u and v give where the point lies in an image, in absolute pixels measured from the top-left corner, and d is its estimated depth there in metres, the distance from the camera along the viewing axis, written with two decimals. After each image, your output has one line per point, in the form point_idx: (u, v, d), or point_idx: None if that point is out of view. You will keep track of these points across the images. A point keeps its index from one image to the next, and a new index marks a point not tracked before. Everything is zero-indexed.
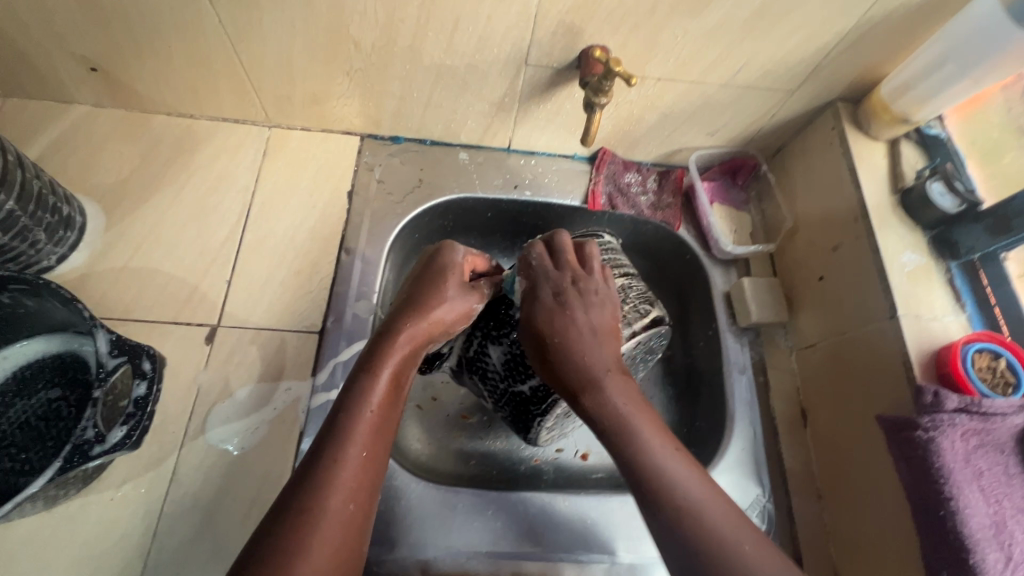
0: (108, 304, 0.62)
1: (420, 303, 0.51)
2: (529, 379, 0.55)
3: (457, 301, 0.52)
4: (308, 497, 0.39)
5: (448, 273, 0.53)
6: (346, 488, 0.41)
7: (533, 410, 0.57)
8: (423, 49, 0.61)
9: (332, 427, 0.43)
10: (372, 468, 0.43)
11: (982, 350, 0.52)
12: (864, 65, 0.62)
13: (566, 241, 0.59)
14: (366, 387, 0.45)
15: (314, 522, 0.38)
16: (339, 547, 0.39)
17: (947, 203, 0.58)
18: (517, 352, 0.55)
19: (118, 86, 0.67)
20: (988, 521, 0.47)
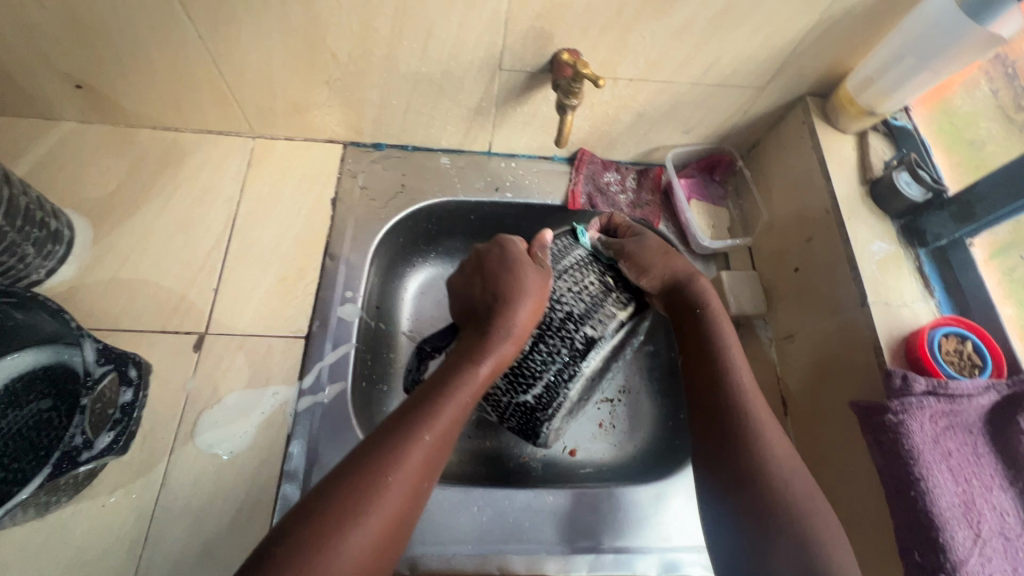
0: (97, 315, 0.63)
1: (511, 293, 0.55)
2: (531, 388, 0.56)
3: (545, 292, 0.57)
4: (389, 462, 0.44)
5: (527, 264, 0.58)
6: (422, 463, 0.46)
7: (539, 416, 0.57)
8: (398, 57, 0.62)
9: (420, 406, 0.49)
10: (441, 453, 0.48)
11: (948, 333, 0.54)
12: (829, 60, 0.64)
13: (557, 245, 0.63)
14: (468, 377, 0.51)
15: (391, 487, 0.43)
16: (399, 515, 0.44)
17: (914, 192, 0.60)
18: (513, 363, 0.56)
19: (104, 101, 0.69)
20: (958, 500, 0.48)
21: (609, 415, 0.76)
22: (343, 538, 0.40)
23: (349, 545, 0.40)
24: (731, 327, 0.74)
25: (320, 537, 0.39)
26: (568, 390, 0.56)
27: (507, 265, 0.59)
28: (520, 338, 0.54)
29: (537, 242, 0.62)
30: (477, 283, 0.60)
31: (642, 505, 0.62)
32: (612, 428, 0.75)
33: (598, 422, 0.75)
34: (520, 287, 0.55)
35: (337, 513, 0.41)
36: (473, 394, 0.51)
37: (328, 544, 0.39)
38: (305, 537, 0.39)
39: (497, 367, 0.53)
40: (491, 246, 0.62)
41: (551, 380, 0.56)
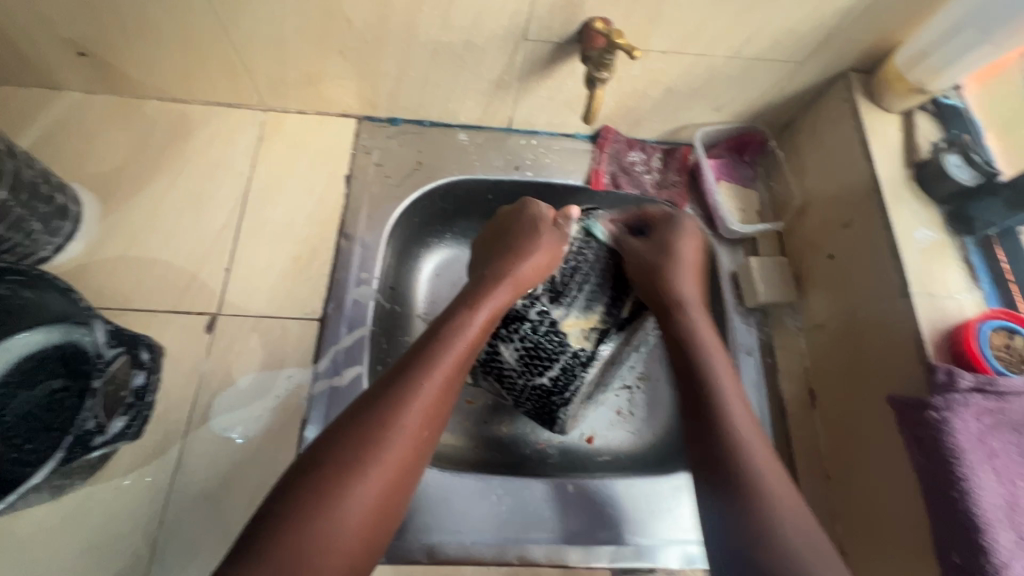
0: (107, 294, 0.61)
1: (520, 250, 0.58)
2: (548, 370, 0.59)
3: (558, 252, 0.59)
4: (387, 411, 0.43)
5: (543, 224, 0.60)
6: (422, 413, 0.45)
7: (556, 401, 0.61)
8: (417, 25, 0.58)
9: (415, 354, 0.48)
10: (444, 400, 0.47)
11: (999, 328, 0.51)
12: (878, 32, 0.59)
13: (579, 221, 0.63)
14: (464, 322, 0.51)
15: (390, 438, 0.43)
16: (402, 466, 0.43)
17: (965, 175, 0.57)
18: (529, 345, 0.58)
19: (108, 70, 0.66)
20: (1001, 502, 0.46)
21: (627, 402, 0.74)
22: (343, 490, 0.40)
23: (353, 495, 0.40)
24: (758, 315, 0.71)
25: (320, 490, 0.39)
26: (585, 372, 0.60)
27: (526, 223, 0.60)
28: (517, 284, 0.56)
29: (563, 212, 0.62)
30: (495, 240, 0.61)
31: (666, 496, 0.61)
32: (631, 415, 0.73)
33: (616, 410, 0.73)
34: (536, 243, 0.58)
35: (335, 465, 0.41)
36: (470, 338, 0.50)
37: (330, 494, 0.39)
38: (305, 489, 0.39)
39: (495, 312, 0.53)
40: (517, 206, 0.63)
41: (569, 363, 0.59)
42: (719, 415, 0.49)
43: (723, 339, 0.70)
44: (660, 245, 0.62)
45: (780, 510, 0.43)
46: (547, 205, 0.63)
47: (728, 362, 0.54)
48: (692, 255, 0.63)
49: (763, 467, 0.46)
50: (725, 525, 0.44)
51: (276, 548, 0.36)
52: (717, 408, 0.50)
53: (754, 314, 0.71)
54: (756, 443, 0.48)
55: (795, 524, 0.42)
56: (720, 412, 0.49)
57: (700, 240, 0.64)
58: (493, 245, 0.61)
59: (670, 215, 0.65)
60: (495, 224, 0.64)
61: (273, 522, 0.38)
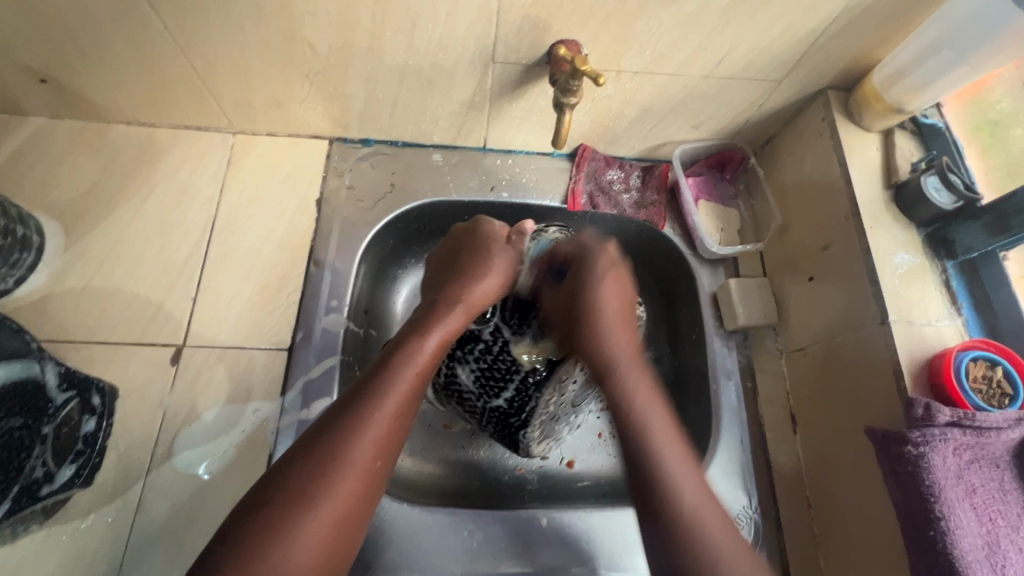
0: (68, 327, 0.60)
1: (472, 270, 0.55)
2: (503, 392, 0.59)
3: (512, 270, 0.57)
4: (335, 446, 0.41)
5: (496, 243, 0.57)
6: (372, 445, 0.43)
7: (514, 423, 0.60)
8: (382, 49, 0.57)
9: (365, 382, 0.45)
10: (396, 430, 0.45)
11: (978, 358, 0.49)
12: (855, 50, 0.58)
13: (540, 238, 0.59)
14: (415, 349, 0.48)
15: (337, 473, 0.41)
16: (352, 501, 0.41)
17: (942, 199, 0.55)
18: (484, 366, 0.59)
19: (71, 97, 0.64)
20: (981, 542, 0.44)
21: (608, 425, 0.72)
22: (291, 530, 0.38)
23: (300, 536, 0.38)
24: (739, 337, 0.70)
25: (267, 531, 0.38)
26: (540, 395, 0.58)
27: (476, 242, 0.58)
28: (471, 306, 0.53)
29: (517, 228, 0.58)
30: (448, 257, 0.59)
31: (643, 528, 0.59)
32: (611, 438, 0.72)
33: (597, 433, 0.72)
34: (488, 261, 0.56)
35: (284, 502, 0.39)
36: (424, 365, 0.48)
37: (275, 533, 0.38)
38: (252, 532, 0.38)
39: (449, 336, 0.51)
40: (471, 224, 0.60)
41: (522, 384, 0.58)
42: (634, 436, 0.47)
43: (703, 362, 0.69)
44: (579, 247, 0.57)
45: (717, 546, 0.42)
46: (501, 223, 0.60)
47: (648, 382, 0.51)
48: (620, 300, 0.55)
49: (696, 517, 0.43)
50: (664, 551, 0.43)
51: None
52: (658, 482, 0.44)
53: (735, 336, 0.70)
54: (692, 495, 0.44)
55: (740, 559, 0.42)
56: (654, 476, 0.45)
57: (619, 267, 0.57)
58: (445, 264, 0.59)
59: (585, 247, 0.57)
60: (448, 240, 0.61)
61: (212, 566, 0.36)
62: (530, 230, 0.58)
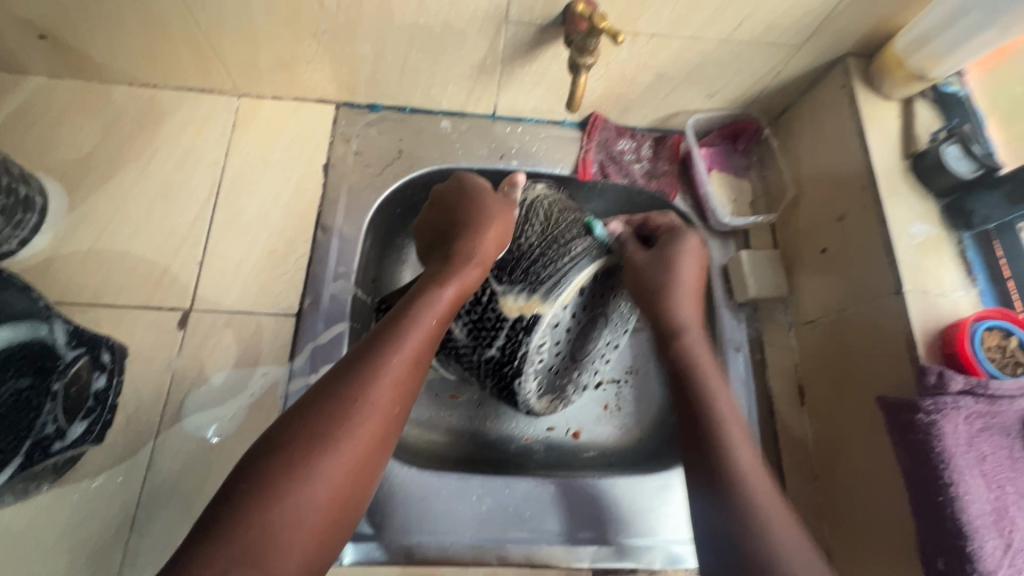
0: (74, 290, 0.59)
1: (475, 223, 0.54)
2: (495, 340, 0.56)
3: (509, 219, 0.56)
4: (353, 388, 0.41)
5: (489, 196, 0.57)
6: (390, 389, 0.43)
7: (507, 372, 0.57)
8: (393, 7, 0.55)
9: (381, 331, 0.45)
10: (412, 377, 0.45)
11: (993, 328, 0.49)
12: (878, 15, 0.56)
13: (525, 194, 0.62)
14: (431, 300, 0.48)
15: (357, 414, 0.41)
16: (372, 443, 0.41)
17: (963, 168, 0.54)
18: (474, 319, 0.57)
19: (71, 54, 0.63)
20: (989, 508, 0.45)
21: (615, 397, 0.72)
22: (311, 466, 0.38)
23: (318, 473, 0.38)
24: (748, 310, 0.69)
25: (287, 468, 0.38)
26: (531, 339, 0.54)
27: (468, 198, 0.57)
28: (486, 261, 0.53)
29: (506, 181, 0.60)
30: (441, 218, 0.58)
31: (649, 496, 0.60)
32: (618, 410, 0.71)
33: (603, 404, 0.72)
34: (487, 216, 0.55)
35: (302, 441, 0.39)
36: (439, 317, 0.48)
37: (296, 471, 0.38)
38: (271, 469, 0.38)
39: (464, 289, 0.50)
40: (454, 182, 0.59)
41: (512, 330, 0.54)
42: (709, 418, 0.49)
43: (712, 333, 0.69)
44: (674, 222, 0.63)
45: (772, 523, 0.43)
46: (484, 177, 0.60)
47: (705, 336, 0.56)
48: (695, 270, 0.58)
49: (748, 481, 0.45)
50: (722, 520, 0.44)
51: (239, 530, 0.35)
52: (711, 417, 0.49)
53: (744, 309, 0.70)
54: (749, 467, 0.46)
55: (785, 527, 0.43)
56: (710, 420, 0.49)
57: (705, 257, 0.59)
58: (441, 225, 0.57)
59: (676, 225, 0.63)
60: (434, 198, 0.60)
61: (234, 498, 0.36)
62: (518, 180, 0.60)
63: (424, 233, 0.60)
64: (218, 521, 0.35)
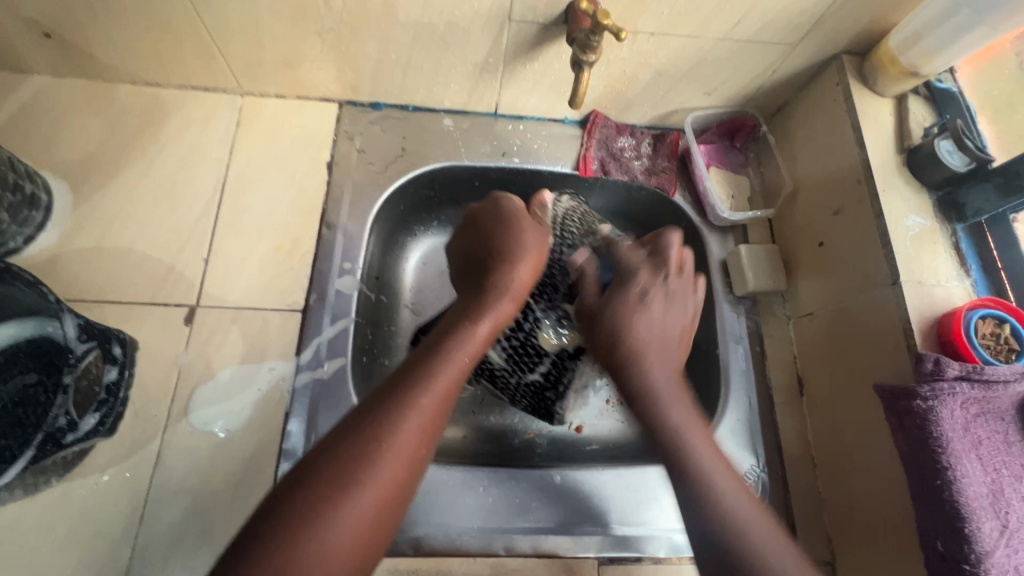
0: (80, 286, 0.60)
1: (510, 255, 0.56)
2: (538, 366, 0.62)
3: (544, 250, 0.59)
4: (385, 422, 0.42)
5: (523, 221, 0.59)
6: (419, 427, 0.43)
7: (549, 396, 0.64)
8: (397, 5, 0.56)
9: (415, 367, 0.46)
10: (441, 415, 0.46)
11: (986, 316, 0.50)
12: (872, 13, 0.58)
13: (555, 208, 0.65)
14: (466, 335, 0.50)
15: (387, 453, 0.41)
16: (397, 483, 0.41)
17: (956, 161, 0.55)
18: (516, 345, 0.61)
19: (75, 52, 0.63)
20: (985, 490, 0.46)
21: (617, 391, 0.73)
22: (338, 504, 0.38)
23: (346, 513, 0.38)
24: (747, 303, 0.71)
25: (317, 502, 0.38)
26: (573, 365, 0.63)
27: (502, 224, 0.59)
28: (518, 295, 0.55)
29: (536, 201, 0.63)
30: (472, 240, 0.61)
31: (653, 485, 0.61)
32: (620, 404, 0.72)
33: (605, 399, 0.72)
34: (520, 246, 0.57)
35: (330, 478, 0.39)
36: (474, 352, 0.50)
37: (325, 509, 0.38)
38: (296, 507, 0.37)
39: (498, 324, 0.53)
40: (488, 204, 0.62)
41: (557, 358, 0.62)
42: (656, 421, 0.51)
43: (712, 327, 0.70)
44: (653, 254, 0.61)
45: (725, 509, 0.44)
46: (518, 197, 0.62)
47: (670, 374, 0.55)
48: (682, 316, 0.59)
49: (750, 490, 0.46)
50: (693, 511, 0.45)
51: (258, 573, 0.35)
52: (697, 480, 0.46)
53: (743, 302, 0.71)
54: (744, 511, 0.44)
55: (739, 507, 0.44)
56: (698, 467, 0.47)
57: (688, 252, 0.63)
58: (473, 252, 0.60)
59: (662, 232, 0.63)
60: (467, 223, 0.62)
61: (258, 525, 0.37)
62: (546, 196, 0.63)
63: (456, 257, 0.63)
64: (241, 557, 0.35)
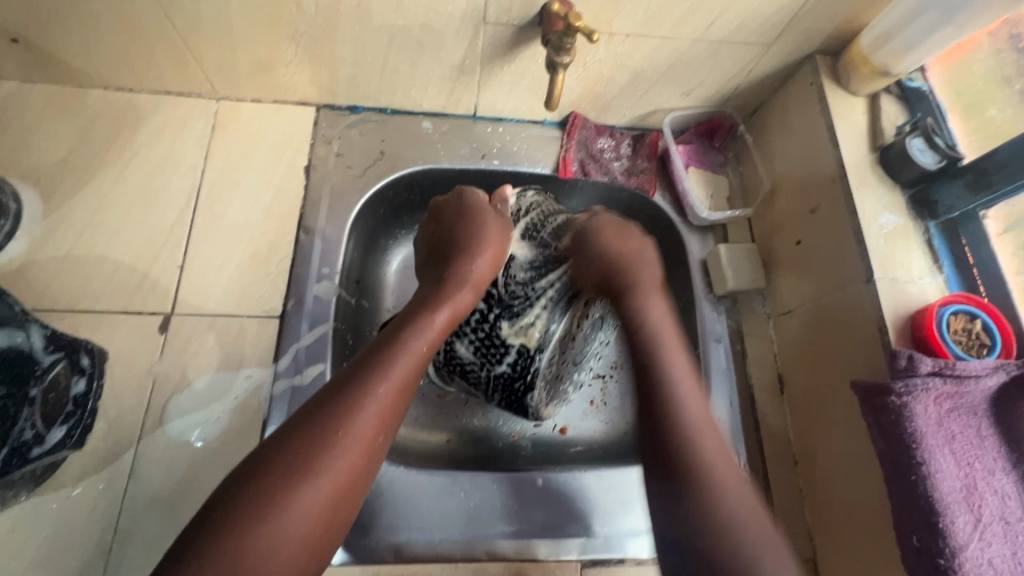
0: (50, 296, 0.58)
1: (471, 245, 0.55)
2: (504, 358, 0.59)
3: (503, 241, 0.57)
4: (338, 415, 0.40)
5: (486, 214, 0.57)
6: (377, 417, 0.41)
7: (519, 387, 0.61)
8: (372, 9, 0.56)
9: (374, 354, 0.44)
10: (399, 405, 0.43)
11: (958, 312, 0.51)
12: (843, 14, 0.58)
13: (518, 201, 0.63)
14: (424, 323, 0.48)
15: (340, 443, 0.39)
16: (353, 471, 0.39)
17: (927, 159, 0.56)
18: (483, 337, 0.59)
19: (43, 57, 0.62)
20: (959, 484, 0.46)
21: (600, 392, 0.73)
22: (291, 493, 0.36)
23: (297, 504, 0.36)
24: (728, 302, 0.71)
25: (264, 499, 0.36)
26: (539, 358, 0.59)
27: (466, 213, 0.58)
28: (479, 283, 0.53)
29: (498, 196, 0.62)
30: (435, 232, 0.59)
31: (636, 486, 0.60)
32: (603, 405, 0.72)
33: (588, 400, 0.72)
34: (480, 237, 0.55)
35: (283, 470, 0.37)
36: (431, 341, 0.47)
37: (276, 501, 0.36)
38: (248, 497, 0.36)
39: (457, 313, 0.51)
40: (452, 196, 0.60)
41: (520, 349, 0.58)
42: (690, 456, 0.43)
43: (694, 326, 0.70)
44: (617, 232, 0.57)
45: (734, 507, 0.41)
46: (482, 190, 0.60)
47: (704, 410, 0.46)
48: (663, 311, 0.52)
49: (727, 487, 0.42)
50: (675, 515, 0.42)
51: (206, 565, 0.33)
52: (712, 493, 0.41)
53: (724, 301, 0.71)
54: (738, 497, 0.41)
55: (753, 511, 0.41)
56: (704, 484, 0.41)
57: (629, 227, 0.59)
58: (437, 243, 0.58)
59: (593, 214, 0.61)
60: (433, 213, 0.61)
61: (211, 516, 0.35)
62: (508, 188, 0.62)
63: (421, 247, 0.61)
64: (192, 547, 0.34)
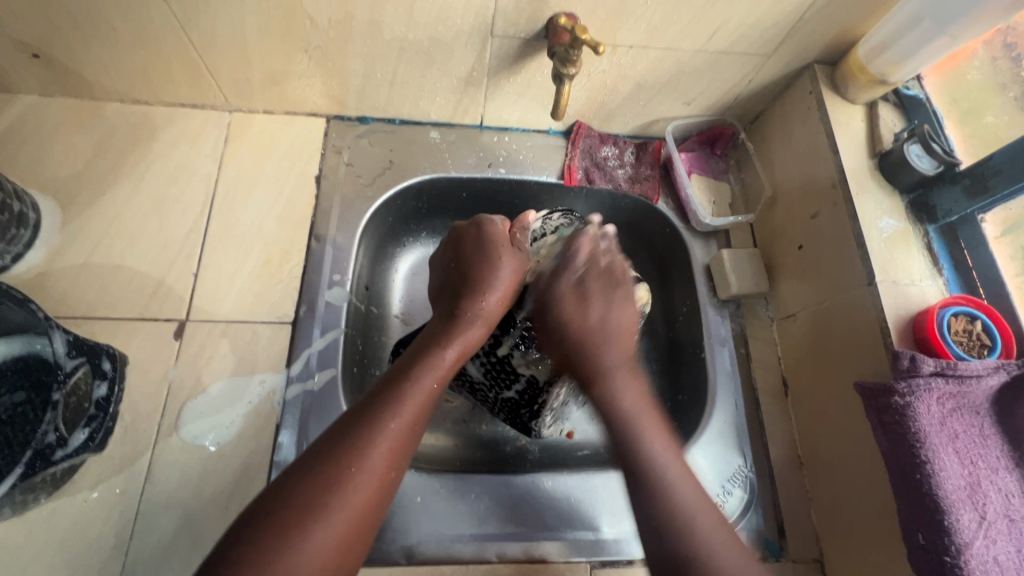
0: (67, 304, 0.60)
1: (482, 281, 0.56)
2: (513, 385, 0.62)
3: (517, 278, 0.58)
4: (351, 452, 0.42)
5: (502, 245, 0.59)
6: (388, 453, 0.43)
7: (524, 412, 0.64)
8: (383, 23, 0.58)
9: (383, 391, 0.46)
10: (409, 441, 0.45)
11: (959, 314, 0.52)
12: (839, 25, 0.60)
13: (541, 226, 0.64)
14: (435, 361, 0.50)
15: (352, 481, 0.41)
16: (366, 506, 0.41)
17: (925, 165, 0.58)
18: (493, 362, 0.62)
19: (63, 72, 0.63)
20: (963, 482, 0.47)
21: None
22: (304, 532, 0.38)
23: (313, 542, 0.38)
24: (731, 307, 0.72)
25: (280, 533, 0.37)
26: (551, 391, 0.61)
27: (481, 245, 0.59)
28: (490, 320, 0.56)
29: (518, 222, 0.62)
30: (452, 260, 0.60)
31: None
32: None
33: None
34: (494, 273, 0.57)
35: (298, 507, 0.38)
36: (440, 379, 0.50)
37: (292, 536, 0.37)
38: (266, 531, 0.37)
39: (467, 349, 0.53)
40: (472, 223, 0.61)
41: (531, 379, 0.61)
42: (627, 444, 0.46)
43: (699, 330, 0.71)
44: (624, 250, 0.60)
45: (690, 516, 0.42)
46: (501, 218, 0.61)
47: (630, 383, 0.50)
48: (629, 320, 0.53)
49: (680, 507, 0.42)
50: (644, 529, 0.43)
51: None
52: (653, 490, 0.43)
53: (727, 306, 0.72)
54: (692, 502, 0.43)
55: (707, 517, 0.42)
56: (648, 480, 0.44)
57: None
58: (452, 273, 0.59)
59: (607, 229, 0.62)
60: (448, 242, 0.62)
61: (232, 548, 0.36)
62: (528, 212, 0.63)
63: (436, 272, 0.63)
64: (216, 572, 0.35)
